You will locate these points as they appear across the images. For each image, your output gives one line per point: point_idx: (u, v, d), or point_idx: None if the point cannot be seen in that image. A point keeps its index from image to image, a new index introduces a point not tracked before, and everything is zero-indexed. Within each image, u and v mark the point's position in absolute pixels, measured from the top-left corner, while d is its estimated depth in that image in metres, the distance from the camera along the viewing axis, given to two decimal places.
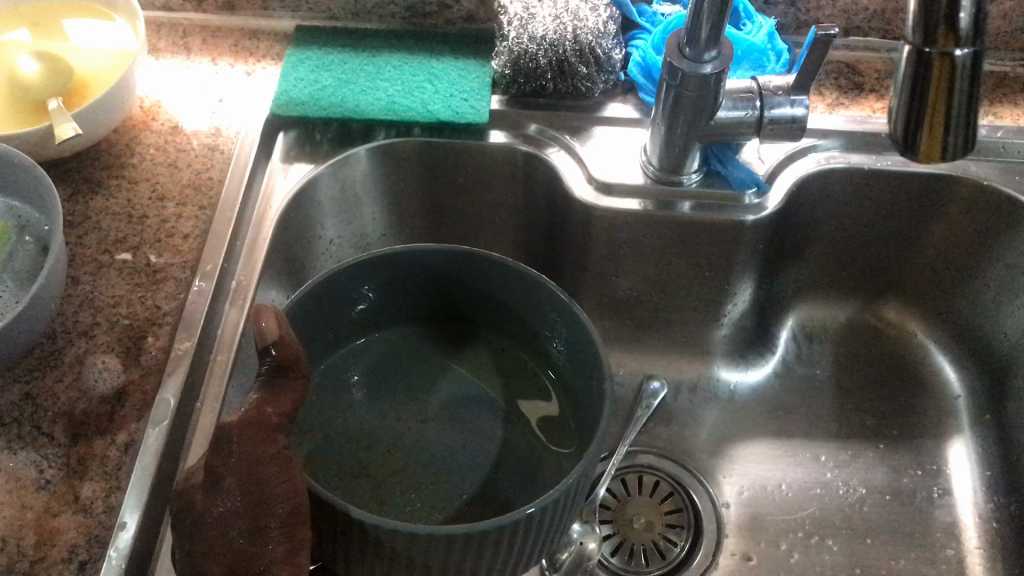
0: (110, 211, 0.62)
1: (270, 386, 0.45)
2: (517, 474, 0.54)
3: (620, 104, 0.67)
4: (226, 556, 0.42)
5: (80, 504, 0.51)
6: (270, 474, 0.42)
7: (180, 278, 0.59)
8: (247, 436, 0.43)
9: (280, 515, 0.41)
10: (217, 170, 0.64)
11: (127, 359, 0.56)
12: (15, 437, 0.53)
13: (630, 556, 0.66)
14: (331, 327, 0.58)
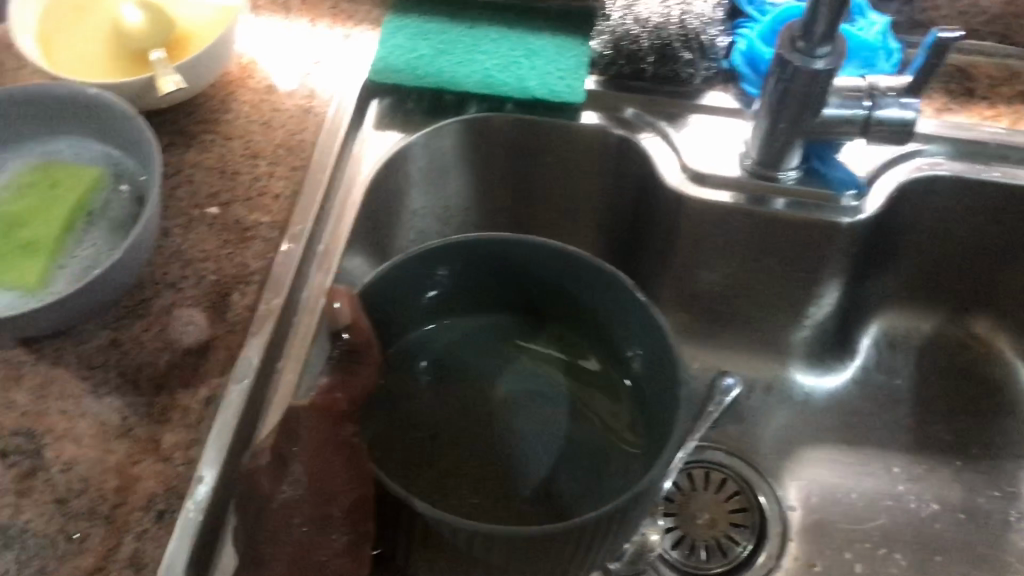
0: (203, 165, 0.63)
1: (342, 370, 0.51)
2: (582, 475, 0.54)
3: (719, 93, 0.66)
4: (290, 544, 0.45)
5: (161, 454, 0.52)
6: (334, 461, 0.45)
7: (268, 238, 0.60)
8: (316, 421, 0.47)
9: (343, 505, 0.44)
10: (310, 132, 0.64)
11: (213, 314, 0.57)
12: (103, 382, 0.55)
13: (690, 551, 0.65)
14: (405, 310, 0.57)
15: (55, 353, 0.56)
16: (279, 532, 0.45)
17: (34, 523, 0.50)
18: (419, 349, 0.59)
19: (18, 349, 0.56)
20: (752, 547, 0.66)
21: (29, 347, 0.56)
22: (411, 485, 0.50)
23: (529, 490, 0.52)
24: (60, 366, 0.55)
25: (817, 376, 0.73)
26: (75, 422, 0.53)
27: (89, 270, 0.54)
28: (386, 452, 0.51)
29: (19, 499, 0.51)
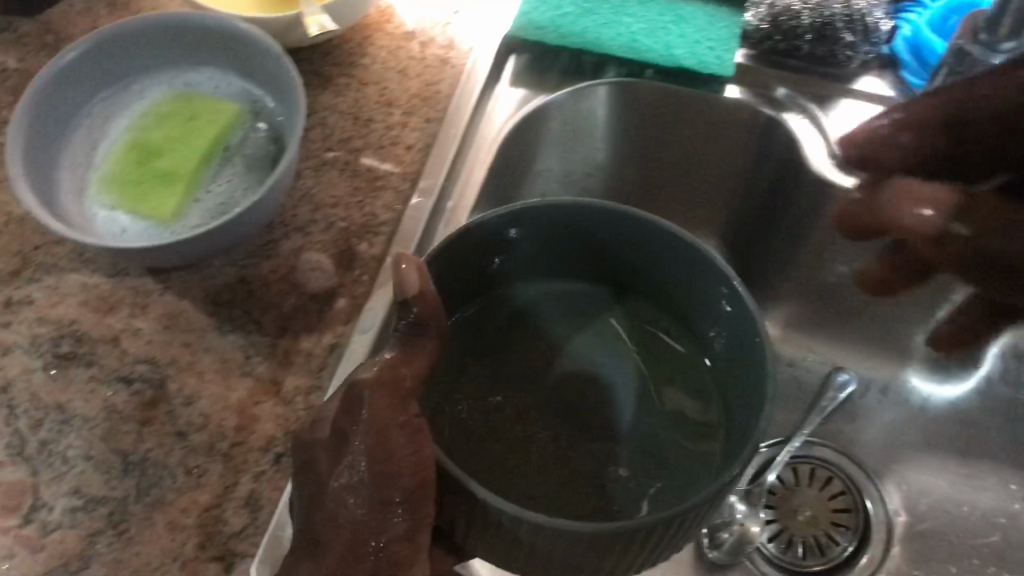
0: (337, 109, 0.62)
1: (405, 344, 0.43)
2: (651, 464, 0.49)
3: (874, 78, 0.63)
4: (349, 522, 0.42)
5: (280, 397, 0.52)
6: (398, 445, 0.41)
7: (399, 190, 0.59)
8: (381, 399, 0.42)
9: (404, 490, 0.41)
10: (446, 84, 0.63)
11: (340, 262, 0.56)
12: (228, 319, 0.55)
13: (787, 546, 0.64)
14: (476, 275, 0.52)
15: (183, 285, 0.56)
16: (339, 511, 0.43)
17: (155, 453, 0.51)
18: (487, 315, 0.55)
19: (146, 277, 0.56)
20: (853, 547, 0.64)
21: (157, 277, 0.56)
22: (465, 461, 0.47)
23: (593, 478, 0.47)
24: (186, 299, 0.55)
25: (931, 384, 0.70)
26: (198, 355, 0.54)
27: (223, 208, 0.54)
28: (460, 422, 0.49)
29: (142, 427, 0.52)
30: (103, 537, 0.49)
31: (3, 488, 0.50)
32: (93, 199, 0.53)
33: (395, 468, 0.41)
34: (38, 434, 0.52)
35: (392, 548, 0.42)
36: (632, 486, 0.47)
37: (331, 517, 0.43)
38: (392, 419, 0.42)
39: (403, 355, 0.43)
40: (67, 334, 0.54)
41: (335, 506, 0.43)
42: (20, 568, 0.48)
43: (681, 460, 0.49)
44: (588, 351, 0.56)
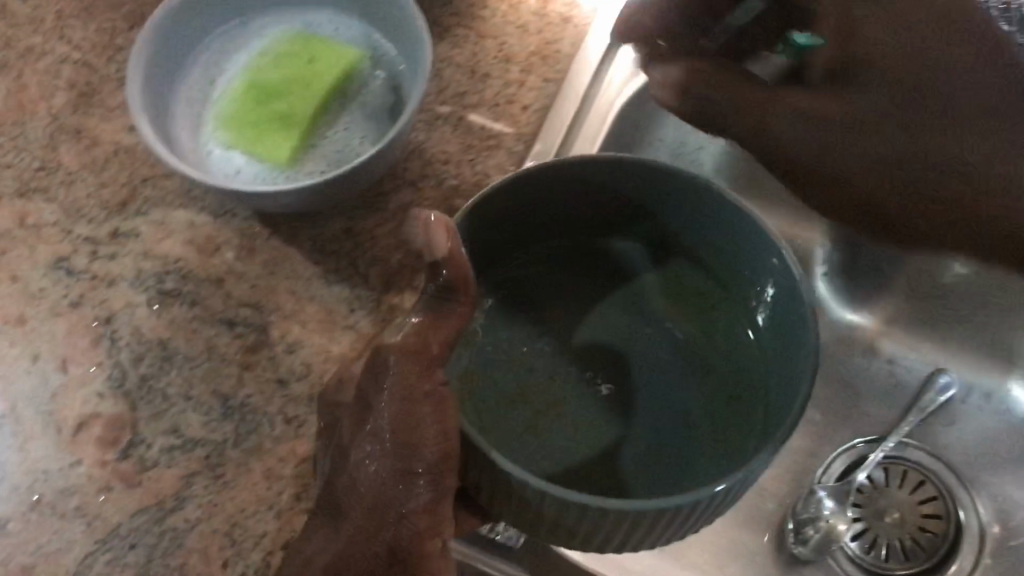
0: (454, 62, 0.60)
1: (435, 308, 0.42)
2: (673, 446, 0.46)
3: None
4: (369, 493, 0.43)
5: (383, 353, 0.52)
6: (423, 414, 0.41)
7: (513, 150, 0.57)
8: (407, 368, 0.42)
9: (427, 461, 0.41)
10: (566, 44, 0.61)
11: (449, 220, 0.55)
12: (333, 271, 0.54)
13: (871, 546, 0.63)
14: (507, 228, 0.47)
15: (289, 231, 0.55)
16: (362, 478, 0.44)
17: (255, 399, 0.51)
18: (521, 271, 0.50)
19: (253, 220, 0.55)
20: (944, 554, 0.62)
21: (264, 221, 0.55)
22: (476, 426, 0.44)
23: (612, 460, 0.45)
24: (293, 245, 0.55)
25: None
26: (301, 304, 0.53)
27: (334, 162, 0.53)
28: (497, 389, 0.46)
29: (243, 371, 0.51)
30: (201, 479, 0.49)
31: (103, 420, 0.50)
32: (211, 138, 0.53)
33: (419, 441, 0.41)
34: (139, 369, 0.51)
35: (414, 520, 0.43)
36: (645, 474, 0.44)
37: (352, 486, 0.44)
38: (415, 388, 0.42)
39: (432, 318, 0.42)
40: (172, 271, 0.54)
41: (361, 476, 0.44)
42: (117, 502, 0.48)
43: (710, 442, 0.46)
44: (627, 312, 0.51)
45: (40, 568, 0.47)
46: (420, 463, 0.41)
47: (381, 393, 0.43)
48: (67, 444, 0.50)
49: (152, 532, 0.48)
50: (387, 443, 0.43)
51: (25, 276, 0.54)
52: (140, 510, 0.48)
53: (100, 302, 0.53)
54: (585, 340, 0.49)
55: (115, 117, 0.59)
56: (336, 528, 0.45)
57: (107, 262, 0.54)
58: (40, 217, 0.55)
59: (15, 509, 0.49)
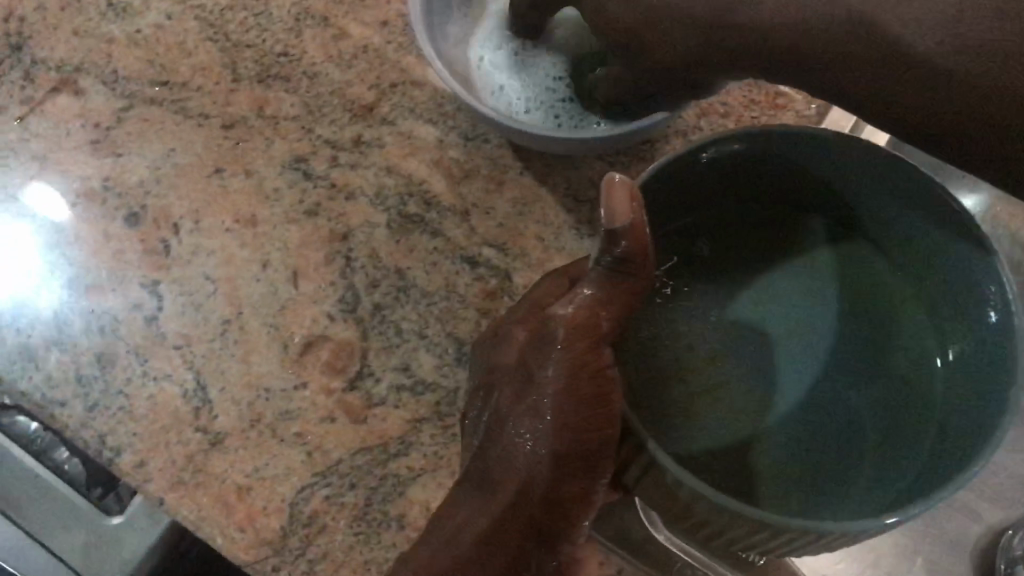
0: None
1: (608, 282, 0.37)
2: (811, 453, 0.46)
3: None
4: (517, 475, 0.36)
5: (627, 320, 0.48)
6: (598, 395, 0.36)
7: (803, 114, 0.51)
8: (575, 339, 0.37)
9: (589, 443, 0.36)
10: None
11: None
12: (587, 221, 0.49)
13: None
14: (697, 199, 0.46)
15: (545, 169, 0.50)
16: (511, 453, 0.37)
17: None
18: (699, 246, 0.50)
19: (505, 149, 0.51)
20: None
21: (518, 153, 0.50)
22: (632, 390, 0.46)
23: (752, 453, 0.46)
24: (547, 186, 0.50)
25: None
26: (550, 253, 0.49)
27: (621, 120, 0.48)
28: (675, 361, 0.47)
29: (483, 318, 0.47)
30: (428, 427, 0.45)
31: (331, 344, 0.47)
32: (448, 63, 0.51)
33: (591, 420, 0.36)
34: (372, 296, 0.48)
35: (569, 508, 0.36)
36: (789, 477, 0.45)
37: (495, 467, 0.37)
38: (588, 365, 0.36)
39: (604, 297, 0.37)
40: (415, 193, 0.50)
41: (504, 459, 0.37)
42: (339, 437, 0.45)
43: (847, 457, 0.46)
44: (790, 296, 0.50)
45: (255, 492, 0.44)
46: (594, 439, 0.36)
47: (543, 364, 0.37)
48: (292, 364, 0.47)
49: (374, 475, 0.45)
50: (550, 423, 0.36)
51: (260, 171, 0.50)
52: (362, 449, 0.45)
53: (337, 215, 0.49)
54: (741, 315, 0.50)
55: (367, 9, 0.54)
56: (470, 511, 0.37)
57: (347, 171, 0.50)
58: (279, 108, 0.51)
59: (234, 423, 0.46)
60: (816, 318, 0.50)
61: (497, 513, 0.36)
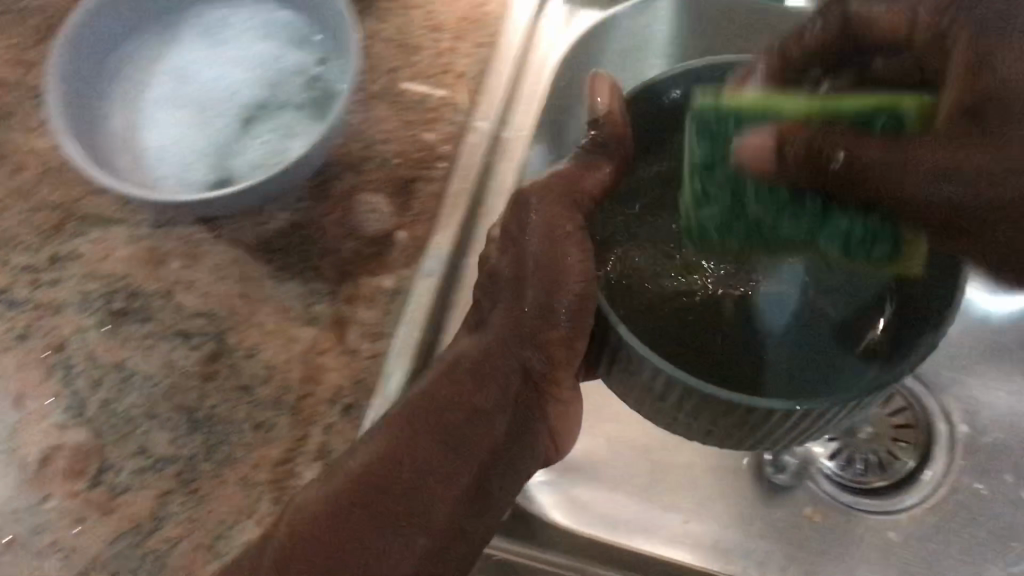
0: (382, 36, 0.58)
1: (587, 157, 0.46)
2: (802, 350, 0.44)
3: None
4: (513, 317, 0.46)
5: (371, 318, 0.51)
6: (570, 251, 0.44)
7: (455, 120, 0.55)
8: (546, 207, 0.45)
9: (570, 298, 0.43)
10: (495, 6, 0.58)
11: (398, 201, 0.53)
12: (285, 266, 0.52)
13: (847, 463, 0.61)
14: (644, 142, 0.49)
15: (236, 235, 0.53)
16: (507, 300, 0.46)
17: (221, 409, 0.49)
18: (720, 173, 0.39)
19: (196, 227, 0.54)
20: (921, 461, 0.61)
21: (209, 226, 0.54)
22: (421, 355, 0.51)
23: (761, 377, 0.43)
24: (240, 247, 0.53)
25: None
26: (258, 306, 0.51)
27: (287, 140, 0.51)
28: (375, 356, 0.50)
29: (206, 382, 0.50)
30: (176, 496, 0.47)
31: (67, 451, 0.48)
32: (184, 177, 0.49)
33: (565, 271, 0.43)
34: (97, 395, 0.50)
35: (547, 348, 0.45)
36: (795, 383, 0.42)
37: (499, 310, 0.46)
38: (563, 222, 0.45)
39: (588, 163, 0.46)
40: (120, 290, 0.52)
41: (504, 306, 0.46)
42: (92, 534, 0.47)
43: (813, 322, 0.46)
44: None
45: None
46: (565, 299, 0.43)
47: (529, 222, 0.46)
48: (31, 482, 0.48)
49: (133, 557, 0.46)
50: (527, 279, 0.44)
51: None
52: (116, 538, 0.46)
53: (48, 333, 0.51)
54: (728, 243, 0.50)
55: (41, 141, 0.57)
56: (471, 347, 0.46)
57: (51, 290, 0.52)
58: None
59: None
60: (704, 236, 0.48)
61: (483, 346, 0.46)
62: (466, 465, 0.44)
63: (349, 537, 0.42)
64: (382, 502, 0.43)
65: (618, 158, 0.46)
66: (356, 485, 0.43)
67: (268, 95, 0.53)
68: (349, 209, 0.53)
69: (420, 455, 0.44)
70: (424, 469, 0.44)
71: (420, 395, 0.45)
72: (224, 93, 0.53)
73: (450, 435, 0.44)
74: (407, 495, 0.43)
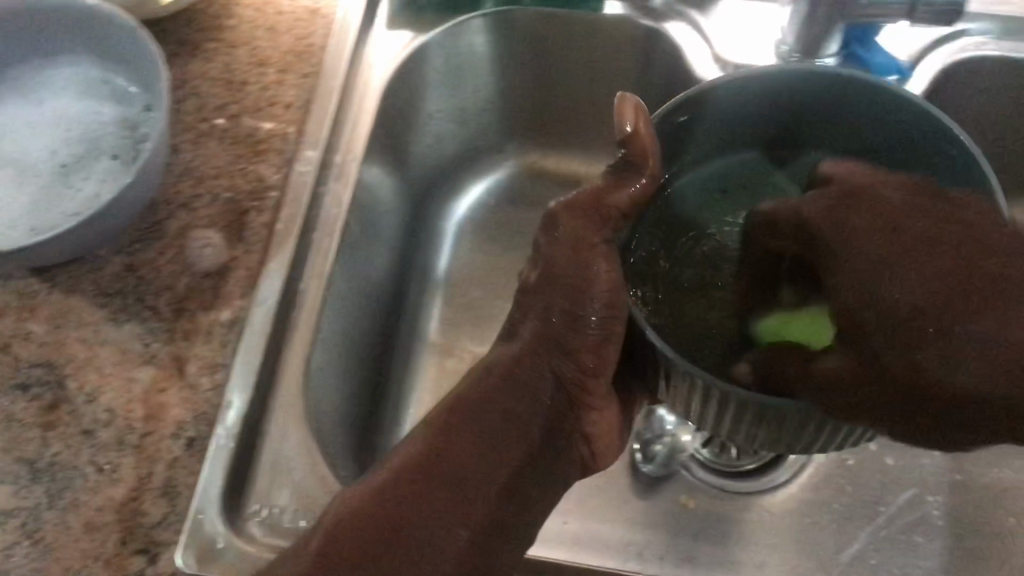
0: (208, 76, 0.59)
1: (615, 175, 0.47)
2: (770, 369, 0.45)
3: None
4: (547, 332, 0.47)
5: (209, 350, 0.51)
6: (595, 259, 0.45)
7: (283, 151, 0.56)
8: (574, 216, 0.46)
9: (600, 303, 0.44)
10: (319, 35, 0.60)
11: (231, 235, 0.54)
12: (121, 309, 0.52)
13: (720, 450, 0.68)
14: (680, 146, 0.49)
15: (71, 282, 0.53)
16: (567, 323, 0.46)
17: (63, 456, 0.49)
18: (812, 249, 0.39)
19: (29, 278, 0.53)
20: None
21: (42, 276, 0.53)
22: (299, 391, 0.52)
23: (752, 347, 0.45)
24: (74, 294, 0.53)
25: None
26: (95, 350, 0.51)
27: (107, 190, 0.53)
28: (216, 388, 0.50)
29: (46, 432, 0.49)
30: (19, 548, 0.47)
31: None
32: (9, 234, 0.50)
33: (592, 285, 0.45)
34: None
35: (576, 356, 0.46)
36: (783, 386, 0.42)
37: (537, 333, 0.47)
38: (585, 239, 0.46)
39: (610, 183, 0.47)
40: None
41: (534, 310, 0.47)
42: None
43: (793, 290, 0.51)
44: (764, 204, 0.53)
45: None
46: (592, 309, 0.45)
47: (553, 238, 0.47)
48: None
49: None
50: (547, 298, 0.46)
51: None
52: None
53: None
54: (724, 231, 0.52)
55: None
56: (497, 355, 0.48)
57: None
58: None
59: None
60: (754, 169, 0.53)
61: (514, 353, 0.47)
62: (513, 457, 0.44)
63: (408, 524, 0.42)
64: (430, 492, 0.43)
65: (647, 171, 0.46)
66: (413, 484, 0.43)
67: (88, 150, 0.55)
68: (181, 247, 0.54)
69: (469, 449, 0.44)
70: (474, 459, 0.44)
71: (469, 394, 0.46)
72: (42, 154, 0.54)
73: (491, 432, 0.45)
74: (454, 485, 0.43)
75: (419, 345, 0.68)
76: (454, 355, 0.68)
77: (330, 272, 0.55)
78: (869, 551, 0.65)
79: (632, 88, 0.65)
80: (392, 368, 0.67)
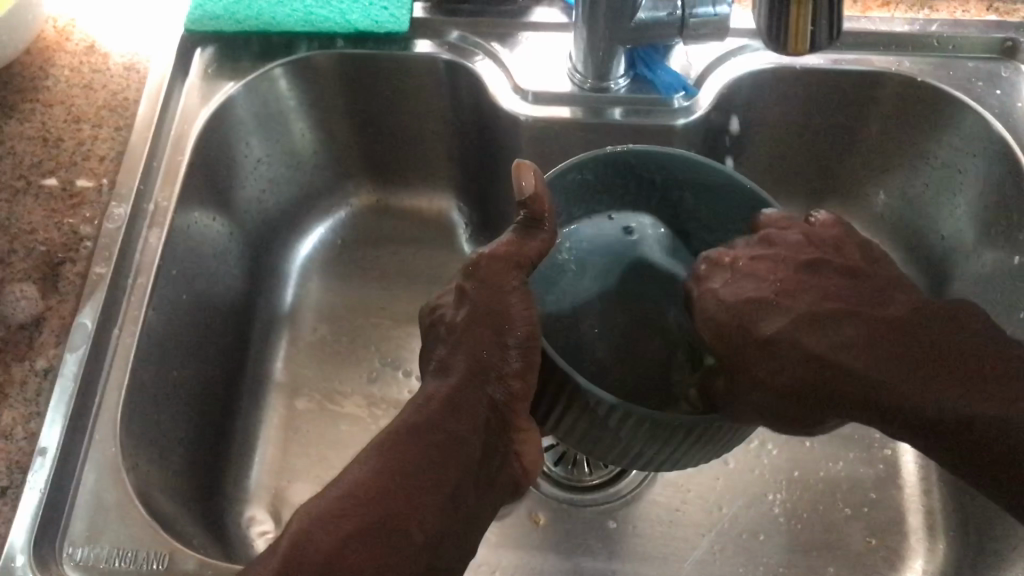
0: (24, 136, 0.61)
1: (522, 233, 0.46)
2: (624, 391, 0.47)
3: (533, 34, 0.65)
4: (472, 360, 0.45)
5: (23, 399, 0.52)
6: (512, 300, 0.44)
7: (97, 202, 0.58)
8: (495, 266, 0.45)
9: (519, 336, 0.43)
10: (133, 90, 0.63)
11: (44, 286, 0.55)
12: None
13: (573, 465, 0.67)
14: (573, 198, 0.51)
15: None
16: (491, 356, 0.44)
17: None
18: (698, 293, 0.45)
19: None
20: None
21: None
22: (129, 425, 0.54)
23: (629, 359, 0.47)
24: None
25: (642, 117, 0.61)
26: None
27: None
28: (31, 436, 0.51)
29: None
30: None
31: None
32: None
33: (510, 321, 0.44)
34: None
35: (509, 382, 0.44)
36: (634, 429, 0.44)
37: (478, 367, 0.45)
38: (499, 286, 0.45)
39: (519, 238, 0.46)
40: None
41: (465, 346, 0.45)
42: None
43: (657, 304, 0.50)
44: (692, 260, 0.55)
45: None
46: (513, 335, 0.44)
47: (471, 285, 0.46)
48: None
49: None
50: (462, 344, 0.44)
51: None
52: None
53: None
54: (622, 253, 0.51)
55: None
56: (431, 385, 0.46)
57: None
58: None
59: None
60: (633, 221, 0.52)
61: (450, 385, 0.45)
62: (451, 470, 0.43)
63: (374, 541, 0.41)
64: (388, 503, 0.42)
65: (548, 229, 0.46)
66: (374, 497, 0.42)
67: None
68: None
69: (415, 464, 0.43)
70: (421, 475, 0.43)
71: (414, 418, 0.44)
72: None
73: (440, 448, 0.43)
74: (404, 501, 0.42)
75: (266, 385, 0.68)
76: (302, 396, 0.68)
77: (145, 315, 0.56)
78: (714, 554, 0.63)
79: (451, 116, 0.68)
80: (237, 413, 0.66)
